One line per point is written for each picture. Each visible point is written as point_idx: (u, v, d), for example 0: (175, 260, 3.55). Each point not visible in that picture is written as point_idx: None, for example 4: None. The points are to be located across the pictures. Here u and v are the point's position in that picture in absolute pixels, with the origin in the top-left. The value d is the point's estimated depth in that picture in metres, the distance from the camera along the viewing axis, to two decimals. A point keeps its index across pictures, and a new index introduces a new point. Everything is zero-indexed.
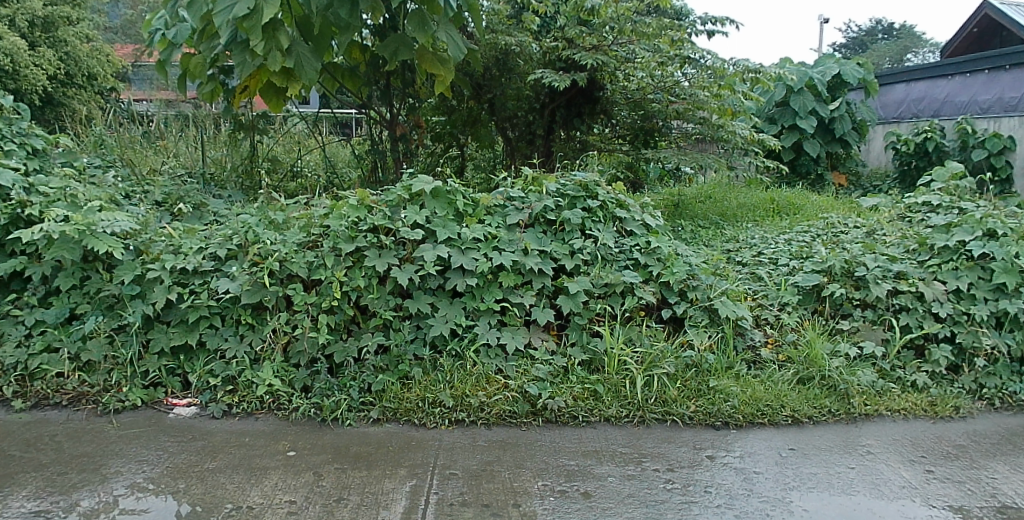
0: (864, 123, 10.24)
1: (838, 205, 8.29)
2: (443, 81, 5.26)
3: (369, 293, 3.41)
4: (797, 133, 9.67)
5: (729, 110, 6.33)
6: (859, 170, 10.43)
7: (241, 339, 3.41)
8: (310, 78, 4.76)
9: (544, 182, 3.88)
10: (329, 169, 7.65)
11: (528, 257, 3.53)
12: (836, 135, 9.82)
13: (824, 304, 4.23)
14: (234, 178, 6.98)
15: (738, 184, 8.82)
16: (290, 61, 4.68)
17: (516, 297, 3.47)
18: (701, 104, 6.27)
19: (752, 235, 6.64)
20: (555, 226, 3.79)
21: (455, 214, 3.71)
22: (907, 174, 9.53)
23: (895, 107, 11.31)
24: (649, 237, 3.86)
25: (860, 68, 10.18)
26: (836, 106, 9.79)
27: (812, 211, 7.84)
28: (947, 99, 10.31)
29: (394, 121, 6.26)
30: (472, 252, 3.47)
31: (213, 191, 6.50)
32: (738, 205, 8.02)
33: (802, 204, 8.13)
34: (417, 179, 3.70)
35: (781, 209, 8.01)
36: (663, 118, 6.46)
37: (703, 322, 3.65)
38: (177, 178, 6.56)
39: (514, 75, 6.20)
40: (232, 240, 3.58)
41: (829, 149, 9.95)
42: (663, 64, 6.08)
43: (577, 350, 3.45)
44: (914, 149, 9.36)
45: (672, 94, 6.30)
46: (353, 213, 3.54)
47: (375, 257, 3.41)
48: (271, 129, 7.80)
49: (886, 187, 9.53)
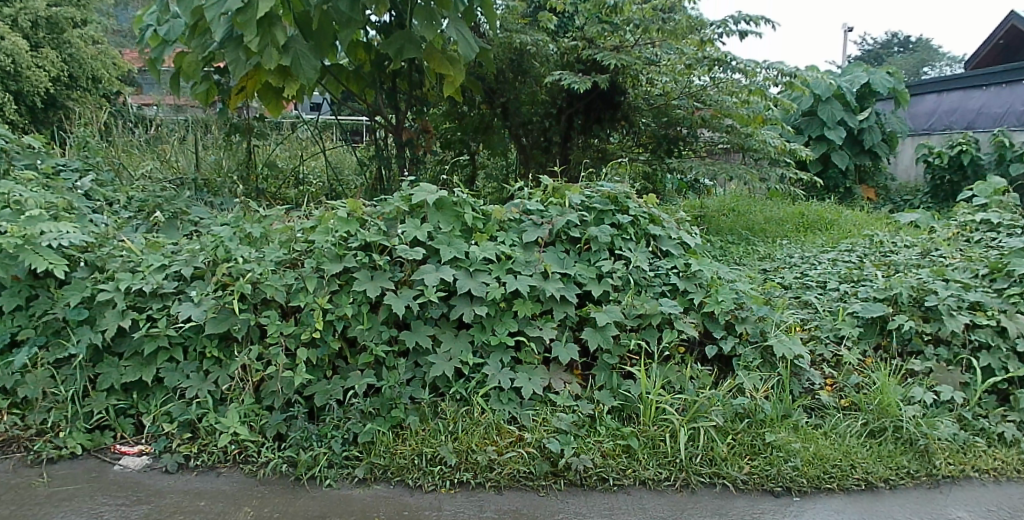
0: (895, 134, 9.66)
1: (875, 222, 7.68)
2: (452, 82, 4.74)
3: (358, 323, 2.85)
4: (826, 144, 9.12)
5: (762, 118, 5.72)
6: (887, 184, 9.86)
7: (205, 377, 2.86)
8: (308, 79, 4.20)
9: (567, 193, 3.31)
10: (334, 176, 7.14)
11: (548, 282, 2.97)
12: (865, 146, 9.29)
13: (889, 338, 3.62)
14: (227, 183, 6.45)
15: (760, 196, 8.26)
16: (287, 58, 4.13)
17: (534, 330, 2.89)
18: (733, 110, 5.70)
19: (789, 253, 6.07)
20: (580, 244, 3.23)
21: (463, 229, 3.16)
22: (938, 189, 8.94)
23: (926, 118, 10.71)
24: (689, 259, 3.32)
25: (891, 77, 9.53)
26: (865, 117, 9.21)
27: (848, 227, 7.26)
28: (981, 110, 9.69)
29: (399, 126, 5.59)
30: (482, 275, 2.93)
31: (202, 197, 5.99)
32: (765, 219, 7.46)
33: (833, 219, 7.56)
34: (420, 188, 3.16)
35: (812, 224, 7.44)
36: (687, 126, 5.88)
37: (755, 362, 3.07)
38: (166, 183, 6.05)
39: (531, 78, 5.69)
40: (200, 257, 3.04)
41: (857, 162, 9.40)
42: (690, 67, 5.53)
43: (605, 394, 2.86)
44: (947, 163, 8.72)
45: (699, 100, 5.75)
46: (341, 228, 2.99)
47: (366, 280, 2.87)
48: (270, 133, 7.29)
49: (919, 204, 8.93)
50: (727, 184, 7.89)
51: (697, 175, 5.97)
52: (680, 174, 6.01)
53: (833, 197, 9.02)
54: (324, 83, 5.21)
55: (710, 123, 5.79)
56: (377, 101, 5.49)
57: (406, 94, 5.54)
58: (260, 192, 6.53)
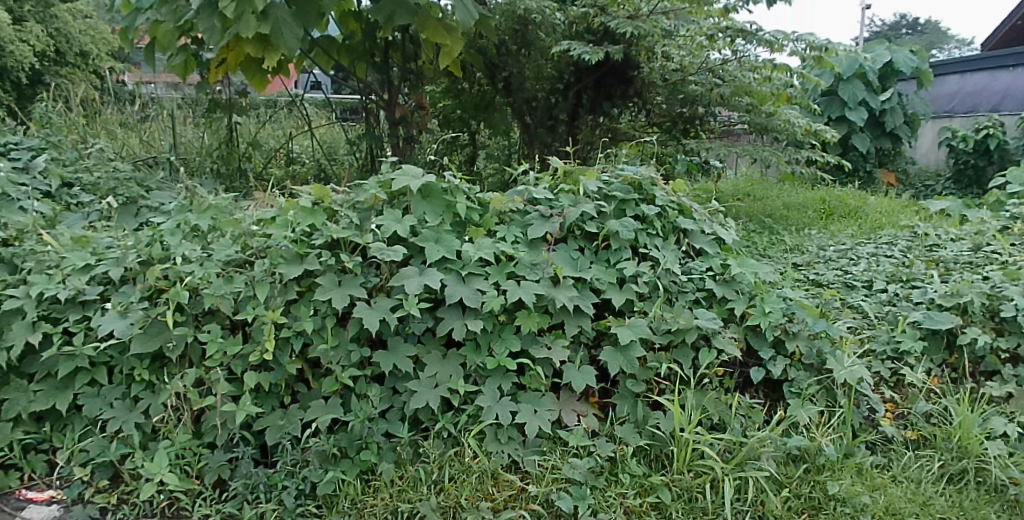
0: (918, 116, 9.04)
1: (903, 209, 7.03)
2: (449, 55, 4.12)
3: (321, 342, 2.29)
4: (846, 125, 8.49)
5: (785, 96, 5.10)
6: (907, 168, 9.20)
7: (133, 405, 2.30)
8: (290, 52, 3.54)
9: (581, 178, 2.74)
10: (325, 154, 6.56)
11: (558, 289, 2.40)
12: (886, 129, 8.66)
13: (959, 355, 3.06)
14: (206, 165, 5.84)
15: (778, 182, 7.66)
16: (266, 27, 3.47)
17: (541, 350, 2.33)
18: (755, 87, 5.01)
19: (818, 244, 5.47)
20: (597, 241, 2.66)
21: (454, 223, 2.60)
22: (963, 174, 8.24)
23: (947, 102, 10.00)
24: (726, 259, 2.77)
25: (914, 55, 8.88)
26: (887, 97, 8.56)
27: (874, 215, 6.65)
28: (1007, 92, 9.08)
29: (393, 99, 4.89)
30: (476, 281, 2.37)
31: (175, 178, 5.36)
32: (784, 205, 6.86)
33: (858, 205, 6.95)
34: (402, 172, 2.59)
35: (834, 211, 6.85)
36: (705, 104, 5.13)
37: (810, 391, 2.51)
38: (134, 162, 5.41)
39: (536, 51, 5.04)
40: (130, 256, 2.46)
41: (877, 144, 8.79)
42: (712, 38, 4.79)
43: (628, 430, 2.31)
44: (973, 147, 8.02)
45: (718, 75, 5.01)
46: (304, 223, 2.43)
47: (332, 287, 2.31)
48: (256, 108, 6.64)
49: (942, 190, 8.28)
50: (741, 167, 7.27)
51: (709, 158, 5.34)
52: (698, 157, 5.30)
53: (856, 182, 8.35)
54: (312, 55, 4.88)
55: (727, 101, 5.08)
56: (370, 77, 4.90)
57: (400, 68, 4.91)
58: (242, 173, 5.89)
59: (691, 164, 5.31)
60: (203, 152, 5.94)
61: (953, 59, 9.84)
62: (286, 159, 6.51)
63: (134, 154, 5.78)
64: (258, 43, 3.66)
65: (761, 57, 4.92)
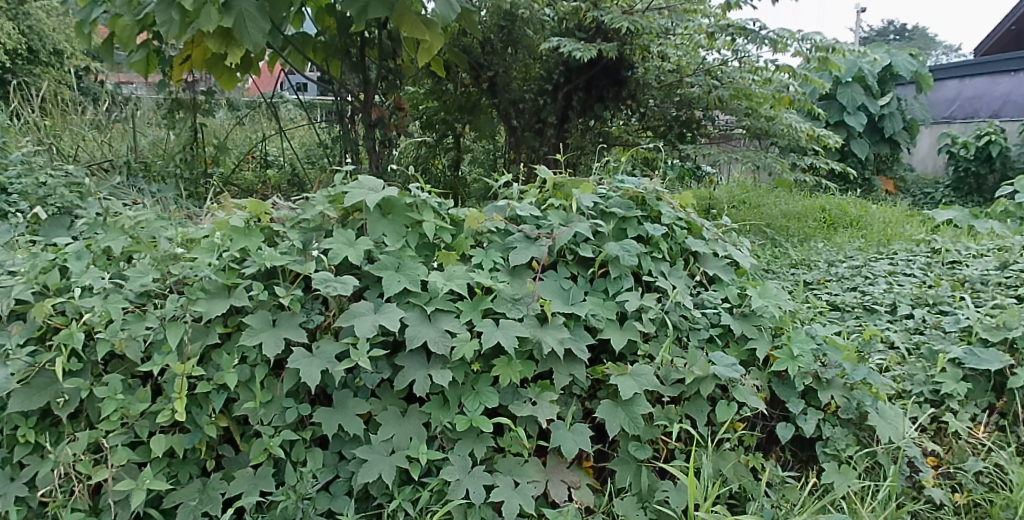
0: (916, 122, 8.63)
1: (909, 219, 6.56)
2: (427, 50, 3.57)
3: (249, 399, 1.84)
4: (844, 131, 8.09)
5: (788, 99, 4.63)
6: (904, 175, 8.77)
7: (14, 475, 1.84)
8: (256, 48, 3.00)
9: (574, 191, 2.31)
10: (305, 156, 5.80)
11: (546, 330, 1.96)
12: (886, 134, 8.27)
13: (1008, 399, 2.64)
14: (168, 168, 4.90)
15: (767, 186, 7.16)
16: (229, 20, 2.94)
17: (523, 407, 1.89)
18: (753, 89, 4.55)
19: (824, 258, 5.03)
20: (593, 268, 2.23)
21: (421, 245, 2.16)
22: (963, 182, 7.82)
23: (946, 107, 9.50)
24: (744, 286, 2.40)
25: (913, 60, 8.39)
26: (887, 102, 8.19)
27: (877, 226, 6.21)
28: (1009, 97, 8.54)
29: (369, 100, 4.25)
30: (445, 319, 1.92)
31: (135, 183, 4.40)
32: (783, 214, 6.33)
33: (859, 215, 6.55)
34: (357, 183, 2.14)
35: (835, 221, 6.44)
36: (703, 107, 4.72)
37: (846, 449, 2.12)
38: (87, 166, 4.51)
39: (523, 50, 4.56)
40: (19, 286, 1.99)
41: (875, 151, 8.39)
42: (711, 36, 4.31)
43: (631, 506, 1.88)
44: (974, 154, 7.59)
45: (716, 77, 4.59)
46: (236, 247, 1.97)
47: (264, 329, 1.85)
48: (224, 109, 6.01)
49: (942, 198, 7.79)
50: (734, 172, 6.80)
51: (701, 164, 4.97)
52: (692, 163, 4.92)
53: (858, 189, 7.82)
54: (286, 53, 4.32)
55: (725, 105, 4.66)
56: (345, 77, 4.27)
57: (376, 66, 4.28)
58: (207, 176, 4.99)
59: (682, 169, 4.92)
60: (163, 154, 5.05)
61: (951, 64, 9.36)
62: (260, 162, 5.63)
63: (84, 156, 4.79)
64: (221, 38, 3.17)
65: (763, 59, 4.47)
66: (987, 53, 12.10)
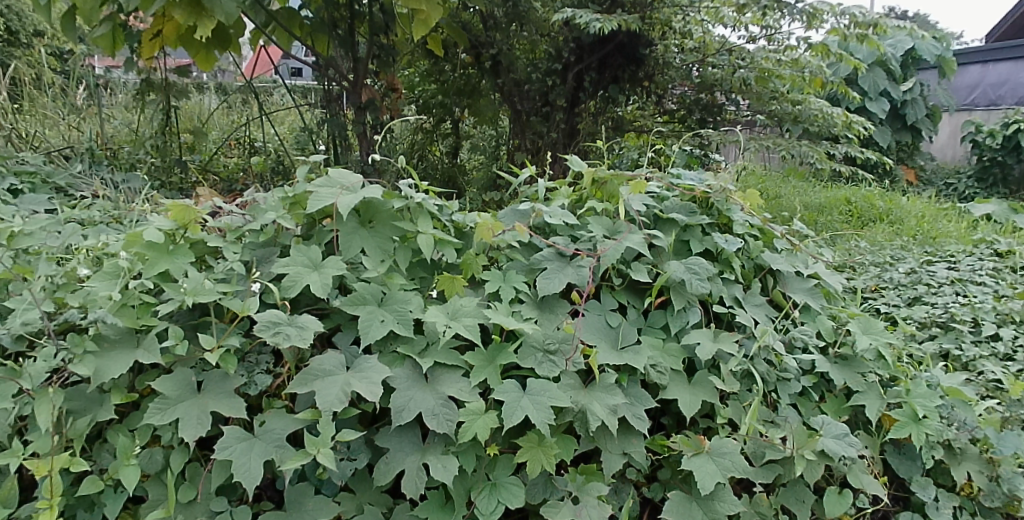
0: (939, 109, 7.71)
1: (943, 212, 5.56)
2: (425, 22, 2.90)
3: (162, 502, 1.26)
4: (865, 117, 7.30)
5: (818, 82, 3.85)
6: (922, 164, 7.71)
7: None
8: (229, 22, 2.41)
9: (619, 190, 1.72)
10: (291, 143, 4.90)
11: (592, 392, 1.38)
12: (908, 122, 7.44)
13: None
14: (137, 155, 3.86)
15: (777, 174, 6.19)
16: None
17: (560, 509, 1.30)
18: (783, 71, 3.82)
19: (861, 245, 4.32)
20: (649, 295, 1.64)
21: (414, 265, 1.56)
22: (987, 172, 6.60)
23: (966, 94, 8.20)
24: (837, 313, 1.86)
25: (936, 43, 7.65)
26: (910, 87, 7.37)
27: (909, 219, 5.20)
28: None
29: (359, 80, 3.41)
30: (449, 380, 1.33)
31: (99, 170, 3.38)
32: (801, 206, 5.37)
33: (890, 208, 5.43)
34: (326, 180, 1.54)
35: (863, 214, 5.37)
36: (725, 91, 3.95)
37: None
38: (43, 152, 3.48)
39: (531, 26, 3.79)
40: None
41: (896, 139, 7.56)
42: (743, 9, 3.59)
43: None
44: (1001, 143, 6.42)
45: (742, 57, 3.89)
46: (154, 272, 1.40)
47: (182, 396, 1.26)
48: (208, 93, 5.22)
49: (965, 190, 6.58)
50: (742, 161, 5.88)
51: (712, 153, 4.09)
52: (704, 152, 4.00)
53: (881, 178, 6.88)
54: (272, 29, 3.48)
55: (750, 90, 3.93)
56: (335, 54, 3.39)
57: (367, 44, 3.45)
58: (184, 164, 3.90)
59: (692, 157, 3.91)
60: (133, 140, 3.94)
61: (974, 48, 8.01)
62: (247, 149, 4.52)
63: (47, 141, 3.74)
64: (188, 8, 2.42)
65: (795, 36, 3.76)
66: (1001, 39, 11.11)
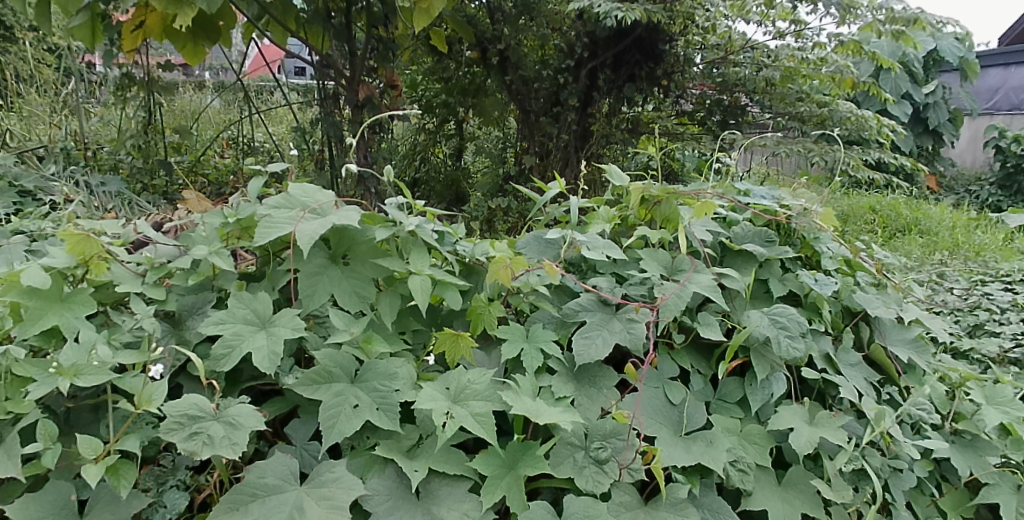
0: (961, 112, 7.24)
1: (974, 221, 5.05)
2: (426, 11, 2.38)
3: None
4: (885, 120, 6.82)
5: (848, 82, 3.35)
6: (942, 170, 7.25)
7: None
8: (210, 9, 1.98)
9: (676, 212, 1.31)
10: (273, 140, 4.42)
11: (654, 514, 0.98)
12: (930, 127, 6.97)
13: None
14: (117, 155, 3.22)
15: None
16: None
17: None
18: (808, 70, 3.33)
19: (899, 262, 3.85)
20: (722, 354, 1.22)
21: (403, 316, 1.15)
22: (1014, 178, 6.14)
23: (986, 98, 7.74)
24: (944, 372, 1.47)
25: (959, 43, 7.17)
26: (932, 89, 6.91)
27: (937, 228, 4.72)
28: None
29: (356, 76, 2.83)
30: (451, 500, 0.93)
31: (77, 172, 2.82)
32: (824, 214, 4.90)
33: (922, 217, 4.95)
34: (285, 200, 1.12)
35: (890, 223, 4.88)
36: (749, 90, 3.49)
37: None
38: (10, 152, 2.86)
39: (542, 18, 3.36)
40: None
41: (917, 144, 7.11)
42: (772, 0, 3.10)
43: None
44: None
45: (765, 54, 3.44)
46: (36, 331, 0.98)
47: None
48: (186, 88, 4.74)
49: (989, 198, 6.11)
50: None
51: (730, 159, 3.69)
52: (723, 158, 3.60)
53: (904, 183, 6.41)
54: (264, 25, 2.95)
55: (773, 90, 3.48)
56: (332, 53, 2.86)
57: (365, 36, 2.88)
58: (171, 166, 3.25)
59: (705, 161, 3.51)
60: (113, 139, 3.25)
61: (996, 50, 7.54)
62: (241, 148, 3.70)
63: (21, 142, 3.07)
64: None
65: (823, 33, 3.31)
66: (1013, 43, 10.66)
